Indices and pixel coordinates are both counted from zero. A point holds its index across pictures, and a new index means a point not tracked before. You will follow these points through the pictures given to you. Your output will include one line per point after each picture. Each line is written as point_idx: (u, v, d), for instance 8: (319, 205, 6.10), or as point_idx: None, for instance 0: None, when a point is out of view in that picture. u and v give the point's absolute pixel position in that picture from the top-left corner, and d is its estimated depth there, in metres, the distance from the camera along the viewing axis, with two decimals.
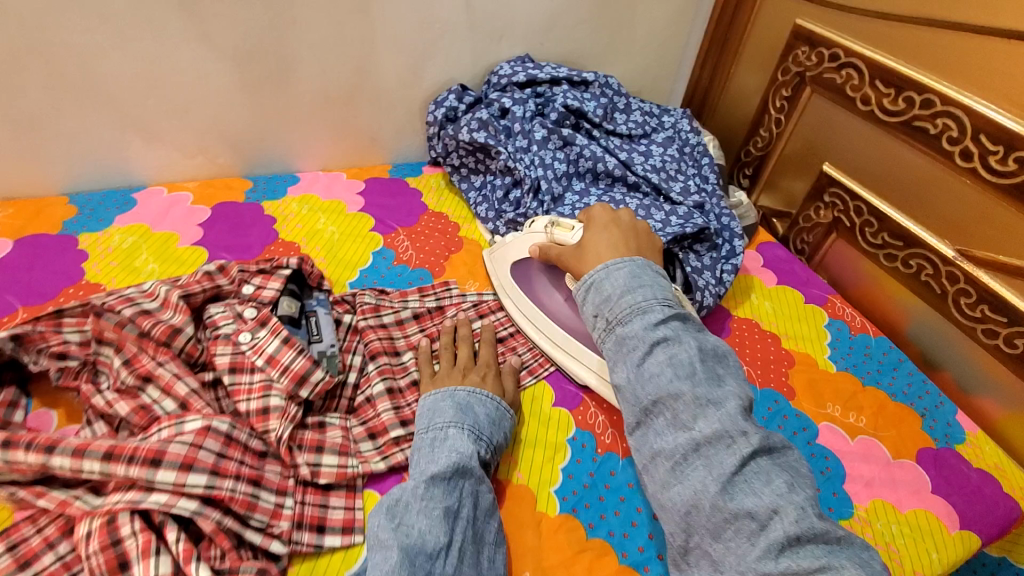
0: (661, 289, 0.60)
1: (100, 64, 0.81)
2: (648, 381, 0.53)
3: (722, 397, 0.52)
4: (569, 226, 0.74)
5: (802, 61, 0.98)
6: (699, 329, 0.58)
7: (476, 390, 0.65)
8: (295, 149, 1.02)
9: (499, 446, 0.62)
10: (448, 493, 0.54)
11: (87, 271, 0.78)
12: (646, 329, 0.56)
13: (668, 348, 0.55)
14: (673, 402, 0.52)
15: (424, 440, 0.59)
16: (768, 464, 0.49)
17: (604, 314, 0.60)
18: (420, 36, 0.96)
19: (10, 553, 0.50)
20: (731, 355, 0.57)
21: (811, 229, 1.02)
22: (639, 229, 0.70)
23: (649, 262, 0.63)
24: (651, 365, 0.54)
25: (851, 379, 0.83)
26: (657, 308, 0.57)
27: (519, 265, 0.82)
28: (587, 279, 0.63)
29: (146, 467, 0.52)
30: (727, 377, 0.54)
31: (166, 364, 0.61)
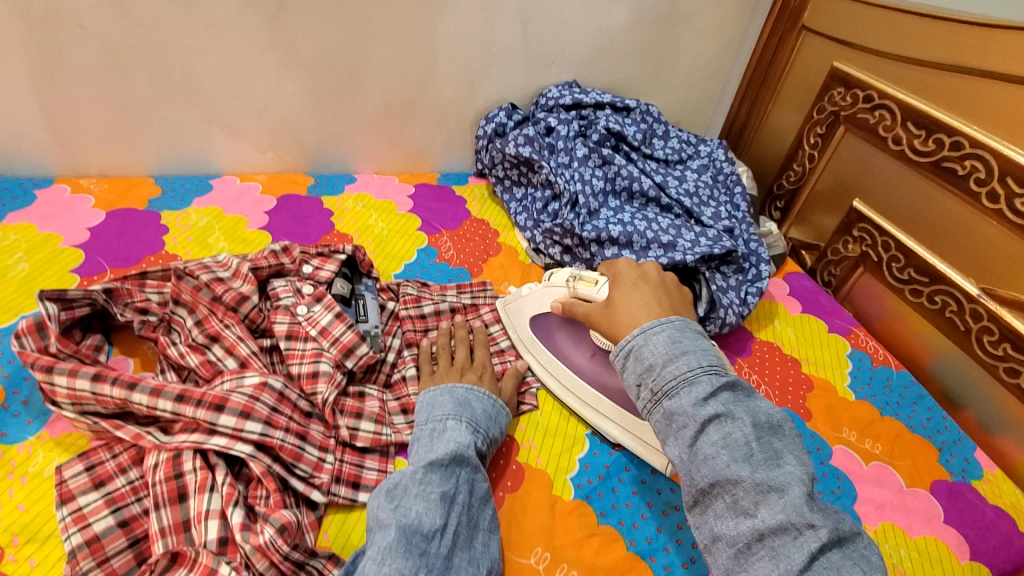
0: (706, 354, 0.54)
1: (199, 64, 0.92)
2: (702, 464, 0.48)
3: (785, 480, 0.46)
4: (593, 281, 0.72)
5: (838, 101, 1.02)
6: (752, 395, 0.52)
7: (475, 388, 0.68)
8: (354, 152, 1.11)
9: (495, 440, 0.66)
10: (445, 479, 0.57)
11: (167, 244, 0.87)
12: (695, 405, 0.50)
13: (722, 425, 0.49)
14: (731, 486, 0.47)
15: (423, 431, 0.62)
16: (839, 557, 0.43)
17: (648, 385, 0.54)
18: (478, 58, 1.04)
19: (88, 473, 0.56)
20: (789, 425, 0.50)
21: (839, 262, 1.04)
22: (666, 281, 0.68)
23: (687, 321, 0.58)
24: (704, 446, 0.48)
25: (869, 408, 0.85)
26: (706, 378, 0.51)
27: (539, 319, 0.81)
28: (625, 345, 0.57)
29: (211, 411, 0.58)
30: (788, 454, 0.48)
31: (231, 327, 0.69)
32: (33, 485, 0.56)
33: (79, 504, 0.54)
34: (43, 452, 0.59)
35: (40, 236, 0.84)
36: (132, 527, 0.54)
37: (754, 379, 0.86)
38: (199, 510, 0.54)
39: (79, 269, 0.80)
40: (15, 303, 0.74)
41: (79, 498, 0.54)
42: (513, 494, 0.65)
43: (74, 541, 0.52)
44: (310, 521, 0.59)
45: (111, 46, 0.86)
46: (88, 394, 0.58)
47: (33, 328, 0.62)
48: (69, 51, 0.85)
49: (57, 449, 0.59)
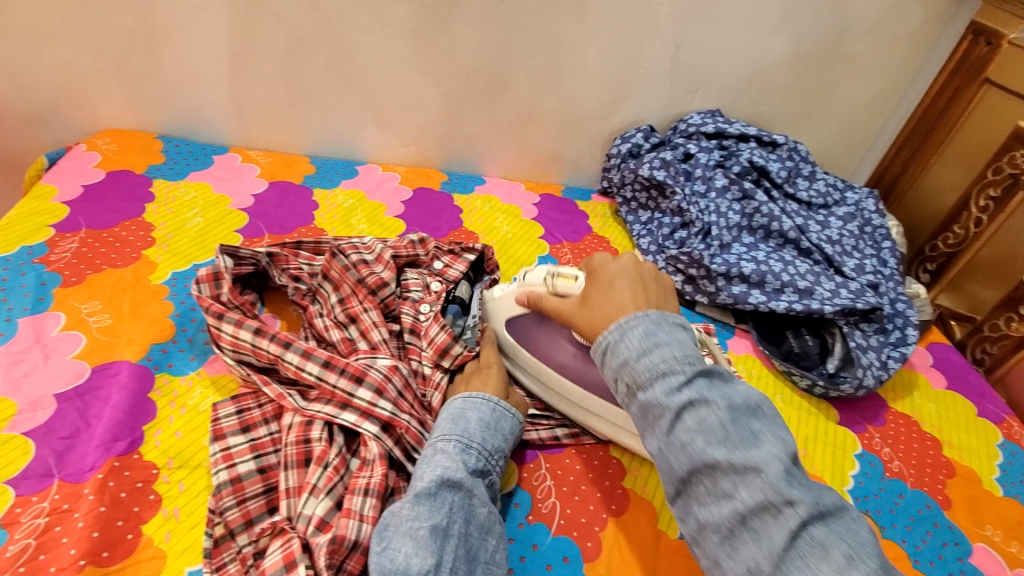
0: (682, 343, 0.52)
1: (368, 57, 0.99)
2: (680, 452, 0.47)
3: (762, 458, 0.45)
4: (571, 276, 0.68)
5: (1021, 162, 0.92)
6: (730, 378, 0.51)
7: (470, 395, 0.64)
8: (488, 155, 1.15)
9: (496, 450, 0.60)
10: (434, 510, 0.52)
11: (316, 219, 0.94)
12: (669, 394, 0.49)
13: (697, 411, 0.47)
14: (709, 471, 0.46)
15: (414, 461, 0.58)
16: (823, 533, 0.43)
17: (624, 379, 0.51)
18: (624, 78, 1.05)
19: (238, 416, 0.61)
20: (767, 405, 0.50)
21: (997, 339, 0.93)
22: (648, 276, 0.61)
23: (665, 312, 0.55)
24: (680, 433, 0.47)
25: (1021, 509, 0.74)
26: (680, 368, 0.49)
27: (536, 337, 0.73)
28: (602, 341, 0.54)
29: (352, 382, 0.60)
30: (766, 434, 0.47)
31: (370, 311, 0.71)
32: (189, 417, 0.62)
33: (228, 443, 0.58)
34: (200, 388, 0.65)
35: (214, 196, 0.94)
36: (268, 475, 0.57)
37: (886, 453, 0.78)
38: (308, 482, 0.55)
39: (242, 230, 0.89)
40: (189, 251, 0.83)
41: (229, 437, 0.59)
42: (617, 519, 0.63)
43: (221, 477, 0.55)
44: None
45: (297, 36, 0.96)
46: (248, 345, 0.63)
47: (210, 278, 0.68)
48: (263, 37, 0.96)
49: (212, 388, 0.65)
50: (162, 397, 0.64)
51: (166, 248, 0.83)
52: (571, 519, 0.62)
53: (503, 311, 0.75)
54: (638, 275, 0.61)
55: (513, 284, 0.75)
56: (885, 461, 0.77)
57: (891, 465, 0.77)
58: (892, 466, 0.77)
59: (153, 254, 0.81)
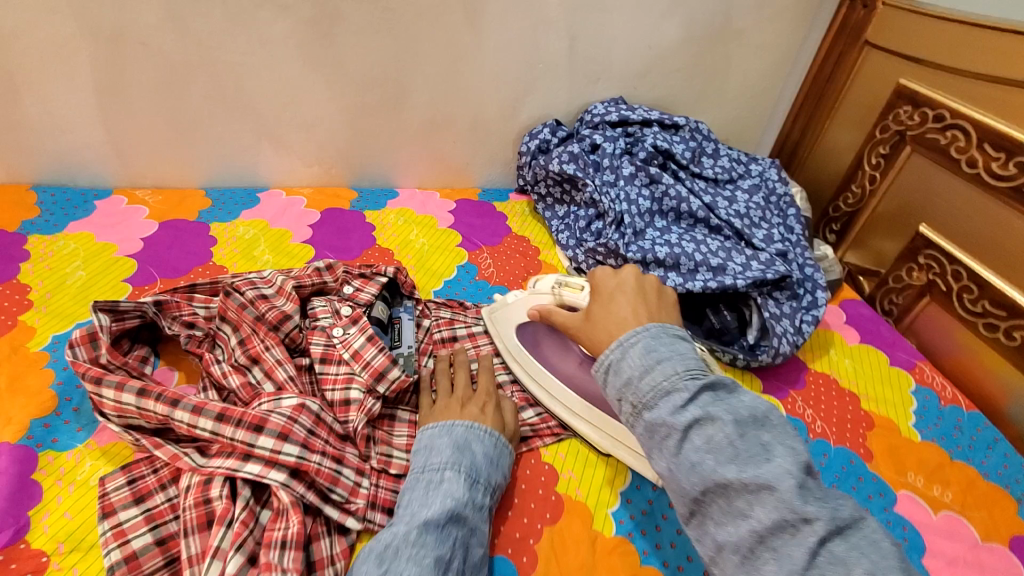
0: (684, 357, 0.50)
1: (253, 79, 0.94)
2: (689, 473, 0.45)
3: (775, 474, 0.42)
4: (579, 286, 0.72)
5: (904, 120, 0.97)
6: (734, 389, 0.49)
7: (475, 425, 0.63)
8: (397, 166, 1.11)
9: (497, 487, 0.60)
10: (441, 541, 0.51)
11: (215, 255, 0.89)
12: (673, 413, 0.47)
13: (704, 428, 0.45)
14: (722, 490, 0.43)
15: (418, 482, 0.57)
16: (844, 549, 0.39)
17: (628, 399, 0.50)
18: (524, 75, 1.04)
19: (129, 487, 0.56)
20: (775, 413, 0.47)
21: (901, 290, 0.98)
22: (646, 284, 0.62)
23: (664, 325, 0.54)
24: (689, 453, 0.45)
25: (938, 451, 0.78)
26: (682, 383, 0.48)
27: (525, 329, 0.77)
28: (604, 360, 0.53)
29: (250, 432, 0.57)
30: (778, 446, 0.44)
31: (272, 348, 0.67)
32: (78, 494, 0.57)
33: (120, 518, 0.54)
34: (90, 461, 0.60)
35: (98, 245, 0.87)
36: (168, 545, 0.53)
37: (809, 415, 0.81)
38: (211, 545, 0.51)
39: (131, 278, 0.83)
40: (70, 311, 0.77)
41: (120, 511, 0.54)
42: (551, 527, 0.62)
43: (113, 557, 0.52)
44: (341, 550, 0.56)
45: (171, 64, 0.90)
46: (133, 408, 0.58)
47: (86, 339, 0.63)
48: (133, 69, 0.89)
49: (102, 459, 0.60)
50: (48, 476, 0.58)
51: (44, 310, 0.76)
52: (505, 536, 0.61)
53: (503, 302, 0.79)
54: (638, 288, 0.61)
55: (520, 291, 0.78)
56: (809, 424, 0.80)
57: (815, 428, 0.79)
58: (815, 428, 0.79)
59: (31, 318, 0.74)
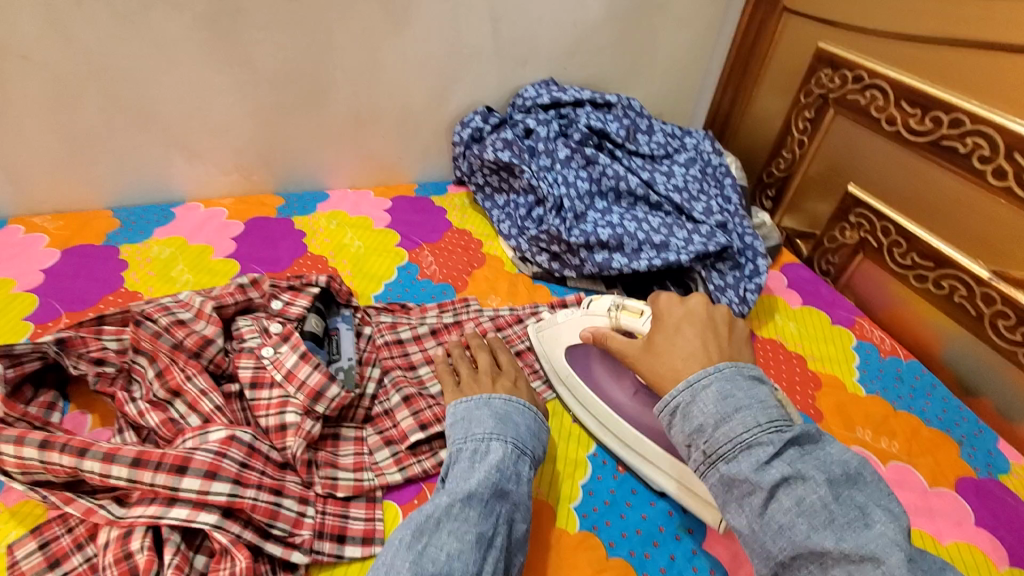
0: (763, 406, 0.51)
1: (151, 84, 0.86)
2: (778, 535, 0.46)
3: (875, 545, 0.43)
4: (636, 310, 0.70)
5: (825, 83, 0.98)
6: (817, 442, 0.50)
7: (513, 399, 0.63)
8: (325, 167, 1.05)
9: (540, 461, 0.60)
10: (484, 517, 0.50)
11: (126, 281, 0.81)
12: (758, 470, 0.48)
13: (793, 488, 0.46)
14: (817, 557, 0.44)
15: (462, 452, 0.56)
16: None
17: (698, 446, 0.51)
18: (449, 62, 0.99)
19: (42, 552, 0.51)
20: (866, 470, 0.49)
21: (836, 250, 1.00)
22: (717, 319, 0.61)
23: (738, 365, 0.55)
24: (776, 514, 0.46)
25: (881, 404, 0.81)
26: (766, 438, 0.49)
27: (574, 348, 0.74)
28: (669, 401, 0.54)
29: (172, 475, 0.52)
30: (873, 509, 0.46)
31: (194, 378, 0.62)
32: None
33: None
34: None
35: None
36: None
37: None
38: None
39: (31, 316, 0.75)
40: None
41: None
42: None
43: None
44: None
45: (55, 75, 0.81)
46: (36, 463, 0.52)
47: None
48: (10, 84, 0.80)
49: (12, 521, 0.54)
50: None
51: None
52: None
53: (553, 321, 0.77)
54: (707, 319, 0.61)
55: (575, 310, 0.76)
56: None
57: None
58: None
59: None
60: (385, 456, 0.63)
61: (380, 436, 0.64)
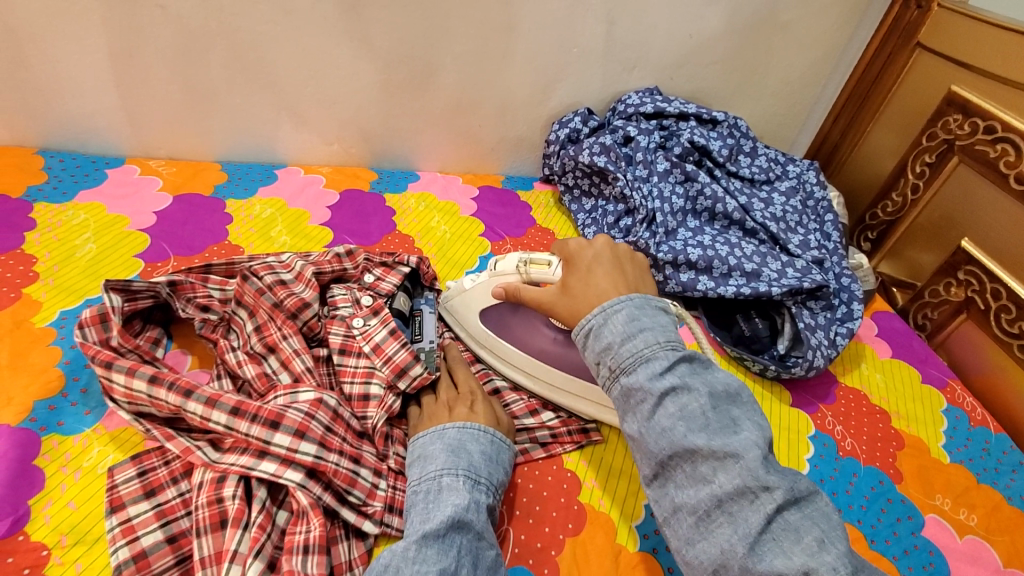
0: (665, 328, 0.51)
1: (275, 50, 0.90)
2: (660, 437, 0.46)
3: (741, 445, 0.44)
4: (544, 261, 0.67)
5: (953, 128, 0.92)
6: (709, 365, 0.50)
7: (468, 425, 0.59)
8: (420, 148, 1.07)
9: (500, 486, 0.57)
10: (443, 552, 0.46)
11: (230, 234, 0.86)
12: (652, 379, 0.47)
13: (679, 397, 0.47)
14: (689, 456, 0.45)
15: (417, 495, 0.53)
16: (797, 518, 0.42)
17: (606, 363, 0.50)
18: (557, 60, 0.99)
19: (140, 480, 0.54)
20: (746, 391, 0.49)
21: (937, 305, 0.94)
22: (622, 257, 0.60)
23: (648, 296, 0.54)
24: (661, 418, 0.46)
25: (965, 474, 0.75)
26: (663, 353, 0.49)
27: (491, 312, 0.74)
28: (585, 324, 0.53)
29: (265, 428, 0.54)
30: (745, 421, 0.47)
31: (290, 338, 0.64)
32: (85, 483, 0.55)
33: (129, 514, 0.51)
34: (97, 447, 0.58)
35: (109, 217, 0.85)
36: (179, 544, 0.51)
37: (838, 431, 0.78)
38: (228, 550, 0.49)
39: (143, 254, 0.80)
40: (80, 285, 0.74)
41: (129, 507, 0.52)
42: (574, 538, 0.60)
43: (120, 556, 0.49)
44: (360, 555, 0.54)
45: (188, 29, 0.85)
46: (144, 396, 0.56)
47: (96, 319, 0.60)
48: (148, 32, 0.85)
49: (111, 445, 0.58)
50: (51, 462, 0.56)
51: (51, 283, 0.74)
52: (525, 546, 0.59)
53: (461, 288, 0.76)
54: (613, 259, 0.59)
55: (483, 274, 0.74)
56: (837, 440, 0.77)
57: (843, 445, 0.76)
58: (844, 446, 0.76)
59: (36, 292, 0.72)
60: None
61: None
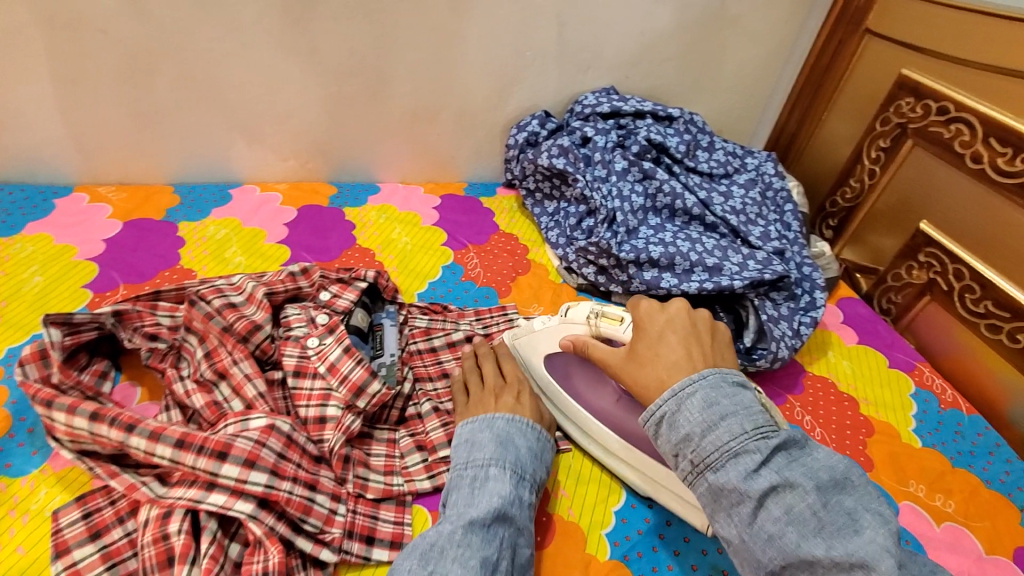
0: (749, 410, 0.47)
1: (222, 68, 0.88)
2: (766, 544, 0.43)
3: (866, 549, 0.40)
4: (618, 317, 0.63)
5: (906, 112, 0.93)
6: (804, 445, 0.47)
7: (516, 418, 0.60)
8: (379, 159, 1.06)
9: (542, 483, 0.57)
10: (486, 542, 0.48)
11: (182, 258, 0.84)
12: (746, 478, 0.44)
13: (781, 497, 0.44)
14: (808, 566, 0.42)
15: (462, 478, 0.54)
16: None
17: (686, 456, 0.47)
18: (511, 63, 0.98)
19: (85, 521, 0.52)
20: (854, 471, 0.45)
21: (900, 289, 0.95)
22: (700, 326, 0.55)
23: (721, 368, 0.50)
24: (766, 524, 0.43)
25: (938, 458, 0.76)
26: (754, 445, 0.45)
27: (552, 359, 0.71)
28: (656, 410, 0.49)
29: (213, 460, 0.52)
30: (862, 513, 0.43)
31: (240, 362, 0.62)
32: (33, 526, 0.53)
33: (74, 558, 0.50)
34: (45, 488, 0.56)
35: (56, 248, 0.82)
36: None
37: (807, 421, 0.78)
38: None
39: (92, 284, 0.78)
40: (25, 320, 0.72)
41: (75, 551, 0.50)
42: (540, 552, 0.59)
43: None
44: None
45: (131, 51, 0.83)
46: (86, 434, 0.54)
47: (37, 356, 0.58)
48: (89, 55, 0.82)
49: (58, 486, 0.56)
50: None
51: None
52: None
53: (529, 329, 0.72)
54: (691, 327, 0.54)
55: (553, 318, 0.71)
56: (807, 431, 0.77)
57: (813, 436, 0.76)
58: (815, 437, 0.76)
59: None
60: (415, 461, 0.62)
61: (412, 439, 0.64)
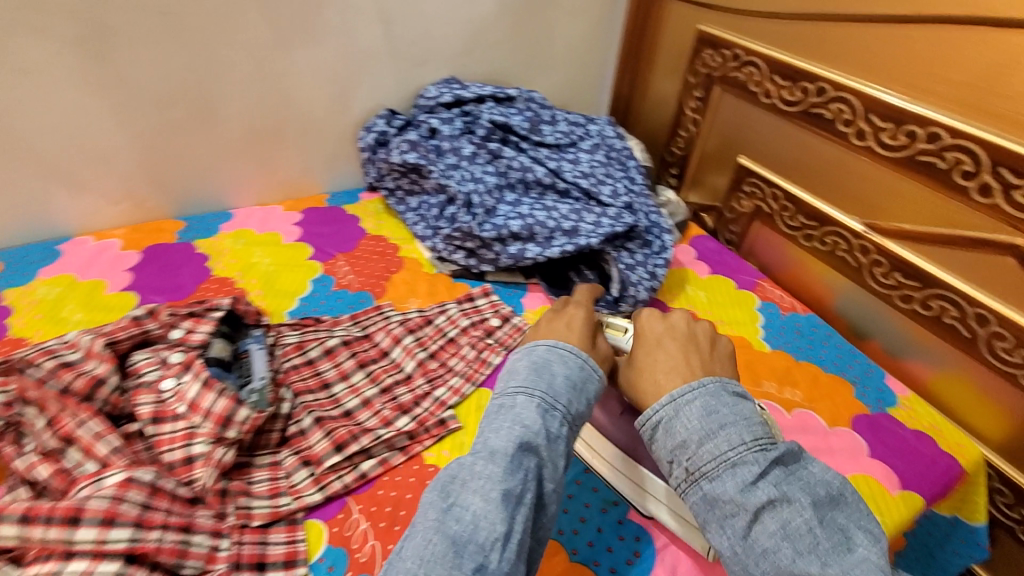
0: (748, 424, 0.51)
1: (17, 114, 0.80)
2: (761, 557, 0.46)
3: (860, 569, 0.44)
4: (620, 329, 0.70)
5: (709, 63, 1.04)
6: (801, 460, 0.51)
7: (558, 346, 0.58)
8: (226, 185, 1.01)
9: (579, 415, 0.54)
10: (511, 473, 0.48)
11: (10, 327, 0.76)
12: (742, 491, 0.48)
13: (778, 511, 0.47)
14: None
15: (492, 406, 0.54)
16: None
17: (681, 463, 0.51)
18: (344, 67, 0.98)
19: None
20: (848, 490, 0.50)
21: (736, 219, 1.06)
22: (697, 333, 0.63)
23: (721, 381, 0.55)
24: (760, 537, 0.46)
25: (785, 358, 0.86)
26: (752, 457, 0.49)
27: None
28: (651, 416, 0.54)
29: (65, 527, 0.49)
30: (856, 532, 0.47)
31: (88, 423, 0.58)
32: None
33: None
34: None
35: None
36: None
37: None
38: None
39: None
40: None
41: None
42: None
43: None
44: None
45: None
46: None
47: None
48: None
49: None
50: None
51: None
52: None
53: None
54: (689, 334, 0.62)
55: None
56: None
57: None
58: None
59: None
60: (302, 476, 0.62)
61: (296, 456, 0.63)
